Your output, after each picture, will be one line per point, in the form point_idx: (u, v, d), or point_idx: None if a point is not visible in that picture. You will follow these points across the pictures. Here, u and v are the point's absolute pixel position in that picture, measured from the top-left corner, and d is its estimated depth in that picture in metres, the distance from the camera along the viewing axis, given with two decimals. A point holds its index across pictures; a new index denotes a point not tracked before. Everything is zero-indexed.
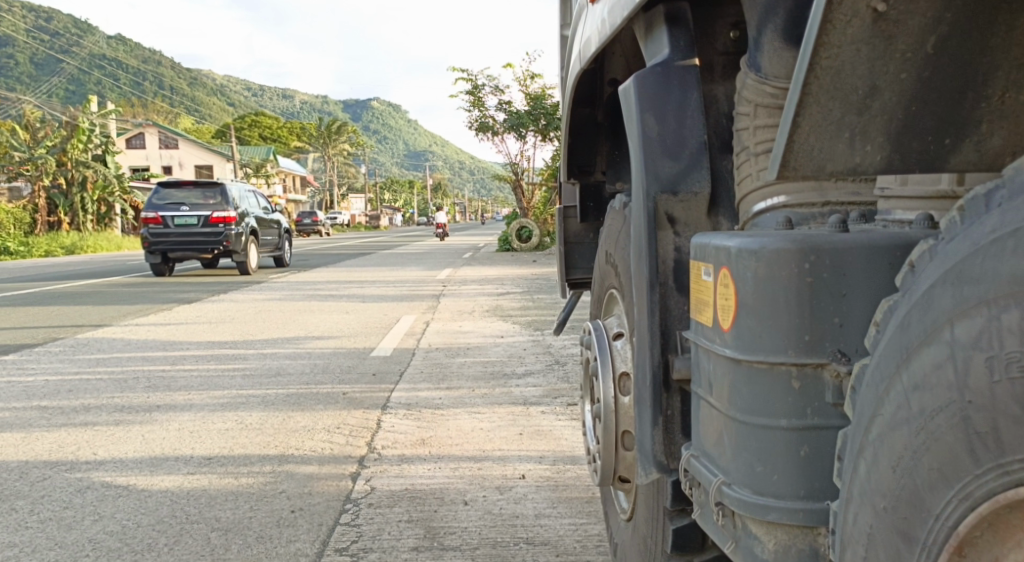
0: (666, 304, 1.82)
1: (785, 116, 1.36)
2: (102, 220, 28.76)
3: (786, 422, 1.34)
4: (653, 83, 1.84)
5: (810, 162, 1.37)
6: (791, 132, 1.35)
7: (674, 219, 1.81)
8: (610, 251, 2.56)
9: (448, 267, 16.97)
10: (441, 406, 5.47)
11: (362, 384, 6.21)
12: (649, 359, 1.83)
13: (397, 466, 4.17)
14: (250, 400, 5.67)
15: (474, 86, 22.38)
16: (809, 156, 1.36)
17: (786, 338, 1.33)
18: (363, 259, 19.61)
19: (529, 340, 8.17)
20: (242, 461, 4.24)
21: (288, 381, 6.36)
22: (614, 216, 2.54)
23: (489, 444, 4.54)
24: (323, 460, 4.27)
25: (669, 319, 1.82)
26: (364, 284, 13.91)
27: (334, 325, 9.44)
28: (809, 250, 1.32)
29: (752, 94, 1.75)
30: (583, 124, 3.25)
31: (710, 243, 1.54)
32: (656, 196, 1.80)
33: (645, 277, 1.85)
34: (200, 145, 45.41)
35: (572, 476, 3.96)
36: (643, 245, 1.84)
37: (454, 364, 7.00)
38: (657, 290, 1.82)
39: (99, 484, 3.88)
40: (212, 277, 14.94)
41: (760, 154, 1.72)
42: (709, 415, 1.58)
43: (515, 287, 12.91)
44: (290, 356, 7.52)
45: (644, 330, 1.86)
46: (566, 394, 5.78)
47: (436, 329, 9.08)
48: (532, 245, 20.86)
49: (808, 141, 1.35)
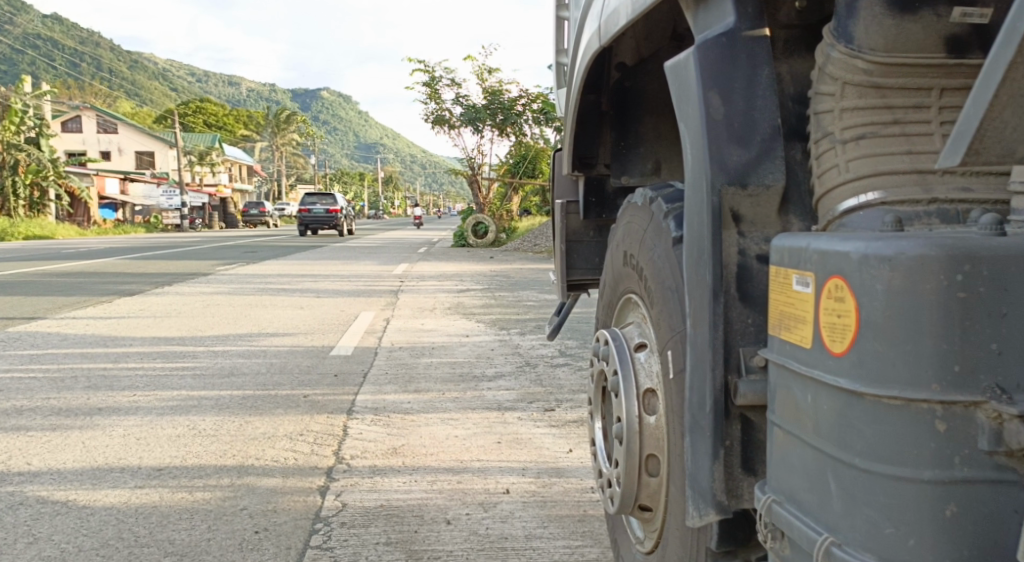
0: (728, 316, 1.55)
1: (975, 93, 1.14)
2: (36, 206, 27.57)
3: (925, 472, 1.07)
4: (717, 55, 1.56)
5: (999, 144, 1.17)
6: (984, 113, 1.13)
7: (739, 216, 1.54)
8: (631, 251, 2.30)
9: (404, 262, 16.56)
10: (411, 411, 5.16)
11: (323, 386, 5.85)
12: (706, 380, 1.56)
13: (370, 479, 3.85)
14: (203, 402, 5.27)
15: (430, 78, 21.94)
16: (997, 138, 1.16)
17: (930, 368, 1.06)
18: (315, 252, 19.04)
19: (495, 340, 7.90)
20: (196, 472, 3.86)
21: (243, 381, 5.97)
22: (637, 213, 2.29)
23: (466, 454, 4.25)
24: (287, 472, 3.92)
25: (731, 334, 1.55)
26: (317, 278, 13.47)
27: (289, 321, 9.03)
28: (961, 259, 1.06)
29: (839, 70, 1.49)
30: (587, 110, 3.06)
31: (812, 246, 1.26)
32: (721, 189, 1.53)
33: (702, 283, 1.58)
34: (143, 132, 44.07)
35: (560, 490, 3.70)
36: (703, 246, 1.57)
37: (420, 365, 6.69)
38: (719, 299, 1.55)
39: (33, 500, 3.48)
40: (155, 268, 14.29)
41: (848, 141, 1.47)
42: (799, 453, 1.30)
43: (474, 284, 12.61)
44: (243, 354, 7.10)
45: (700, 345, 1.58)
46: (542, 399, 5.52)
47: (397, 326, 8.74)
48: (488, 241, 20.57)
49: (1001, 122, 1.14)
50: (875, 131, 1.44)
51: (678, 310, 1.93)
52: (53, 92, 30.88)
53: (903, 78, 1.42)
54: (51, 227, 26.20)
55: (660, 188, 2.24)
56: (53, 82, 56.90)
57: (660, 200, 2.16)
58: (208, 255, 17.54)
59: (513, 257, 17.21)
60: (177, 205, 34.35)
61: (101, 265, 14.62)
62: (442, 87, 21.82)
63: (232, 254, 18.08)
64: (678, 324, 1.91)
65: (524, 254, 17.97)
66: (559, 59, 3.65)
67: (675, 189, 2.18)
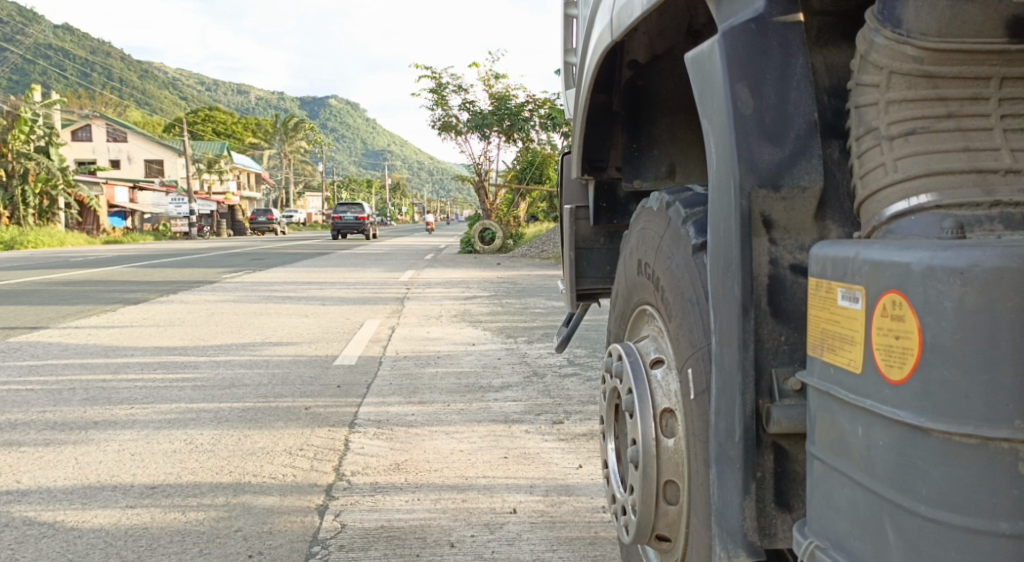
0: (759, 334, 1.39)
1: None
2: (45, 214, 27.49)
3: (1005, 525, 0.91)
4: (746, 43, 1.40)
5: None
6: None
7: (771, 222, 1.38)
8: (647, 260, 2.14)
9: (411, 269, 16.42)
10: (415, 424, 5.00)
11: (326, 397, 5.70)
12: (735, 405, 1.40)
13: (371, 498, 3.69)
14: (201, 415, 5.11)
15: (437, 84, 21.81)
16: None
17: (1011, 401, 0.90)
18: (322, 260, 18.92)
19: (502, 348, 7.74)
20: (190, 491, 3.70)
21: (244, 393, 5.82)
22: (653, 219, 2.13)
23: (472, 470, 4.09)
24: (285, 490, 3.76)
25: (762, 353, 1.38)
26: (323, 285, 13.33)
27: (294, 330, 8.88)
28: None
29: (884, 58, 1.33)
30: (598, 111, 2.89)
31: (860, 256, 1.10)
32: (751, 191, 1.36)
33: (730, 297, 1.42)
34: (151, 140, 44.12)
35: (569, 510, 3.54)
36: (731, 256, 1.41)
37: (426, 375, 6.52)
38: (749, 315, 1.39)
39: (20, 522, 3.33)
40: (160, 276, 14.17)
41: (896, 137, 1.31)
42: (845, 492, 1.14)
43: (481, 291, 12.45)
44: (245, 364, 6.95)
45: (728, 365, 1.42)
46: (550, 410, 5.35)
47: (402, 335, 8.59)
48: (495, 247, 20.42)
49: None
50: (925, 126, 1.29)
51: (700, 325, 1.77)
52: (60, 101, 30.88)
53: (957, 66, 1.27)
54: (60, 235, 26.17)
55: (677, 191, 2.08)
56: (63, 91, 57.06)
57: (679, 205, 1.99)
58: (214, 263, 17.43)
59: (520, 264, 17.05)
60: (184, 212, 34.29)
61: (106, 273, 14.51)
62: (448, 93, 21.70)
63: (238, 262, 17.96)
64: (700, 340, 1.75)
65: (532, 261, 17.80)
66: (567, 58, 3.50)
67: (693, 193, 2.02)
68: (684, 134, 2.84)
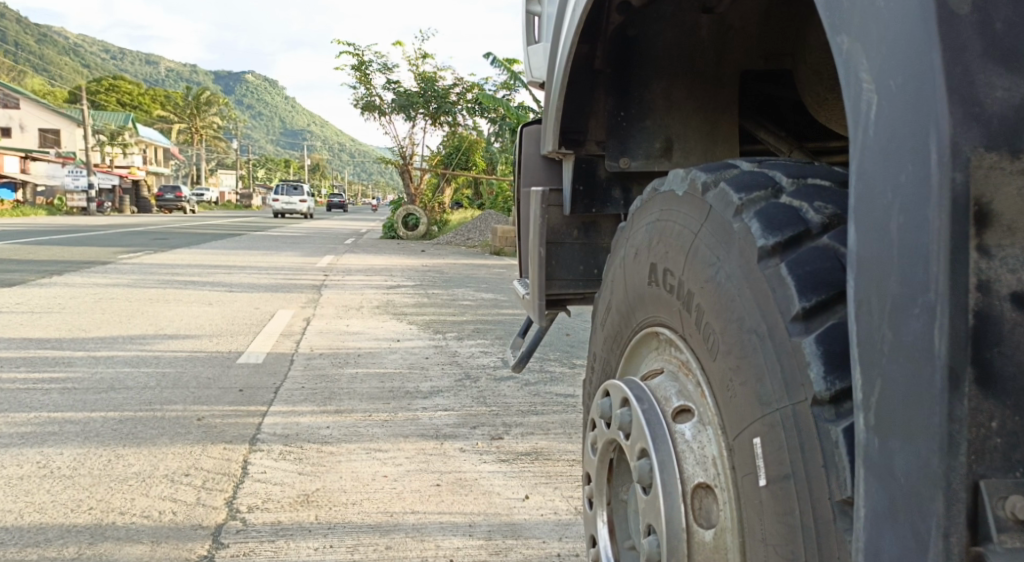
0: (971, 424, 0.77)
1: None
2: None
3: None
4: None
5: None
6: None
7: (996, 214, 0.77)
8: (667, 266, 1.50)
9: (330, 254, 15.54)
10: (330, 441, 4.35)
11: (224, 405, 5.09)
12: (925, 541, 0.80)
13: (270, 545, 2.98)
14: (65, 428, 4.47)
15: (359, 62, 20.76)
16: None
17: None
18: (232, 241, 17.78)
19: (430, 346, 7.08)
20: (32, 538, 2.98)
21: (121, 399, 5.16)
22: (678, 207, 1.50)
23: (397, 503, 3.46)
24: (159, 535, 3.03)
25: (970, 452, 0.77)
26: (232, 269, 12.37)
27: (195, 320, 8.05)
28: None
29: None
30: (577, 66, 2.22)
31: None
32: (972, 157, 0.77)
33: (914, 351, 0.81)
34: (46, 108, 41.39)
35: (517, 559, 2.93)
36: (915, 281, 0.81)
37: (344, 378, 5.86)
38: (956, 389, 0.78)
39: None
40: (46, 255, 12.93)
41: None
42: None
43: (405, 280, 11.71)
44: (131, 362, 6.24)
45: (904, 473, 0.82)
46: (487, 422, 4.76)
47: (318, 328, 7.83)
48: (420, 234, 19.66)
49: None
50: None
51: (777, 373, 1.13)
52: None
53: None
54: None
55: (716, 168, 1.45)
56: None
57: (725, 187, 1.36)
58: (109, 242, 16.12)
59: (446, 252, 16.34)
60: (82, 186, 32.02)
61: None
62: (372, 72, 20.68)
63: (138, 242, 16.71)
64: (779, 394, 1.12)
65: (457, 249, 17.11)
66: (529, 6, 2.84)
67: (745, 170, 1.40)
68: (683, 102, 2.26)
